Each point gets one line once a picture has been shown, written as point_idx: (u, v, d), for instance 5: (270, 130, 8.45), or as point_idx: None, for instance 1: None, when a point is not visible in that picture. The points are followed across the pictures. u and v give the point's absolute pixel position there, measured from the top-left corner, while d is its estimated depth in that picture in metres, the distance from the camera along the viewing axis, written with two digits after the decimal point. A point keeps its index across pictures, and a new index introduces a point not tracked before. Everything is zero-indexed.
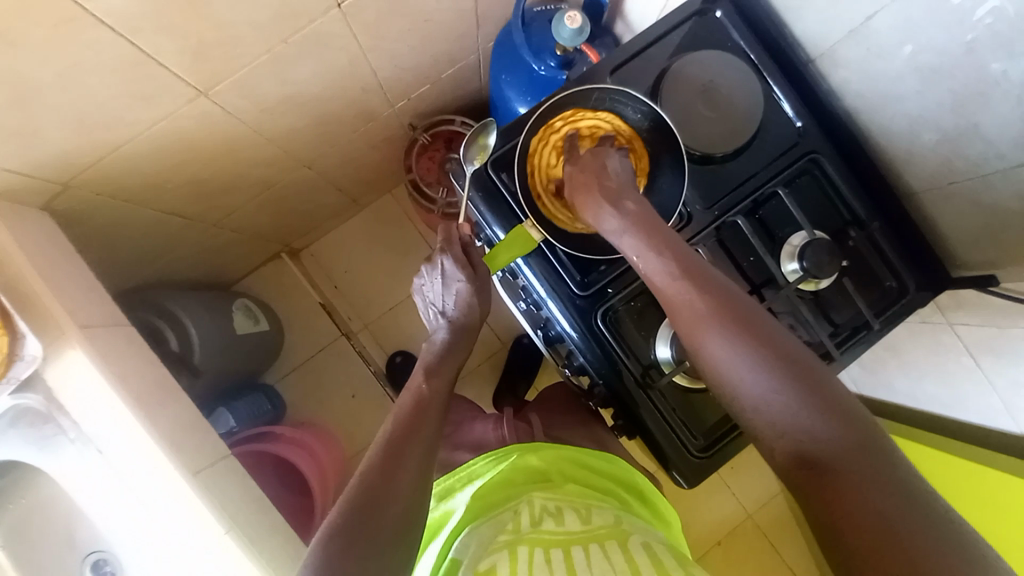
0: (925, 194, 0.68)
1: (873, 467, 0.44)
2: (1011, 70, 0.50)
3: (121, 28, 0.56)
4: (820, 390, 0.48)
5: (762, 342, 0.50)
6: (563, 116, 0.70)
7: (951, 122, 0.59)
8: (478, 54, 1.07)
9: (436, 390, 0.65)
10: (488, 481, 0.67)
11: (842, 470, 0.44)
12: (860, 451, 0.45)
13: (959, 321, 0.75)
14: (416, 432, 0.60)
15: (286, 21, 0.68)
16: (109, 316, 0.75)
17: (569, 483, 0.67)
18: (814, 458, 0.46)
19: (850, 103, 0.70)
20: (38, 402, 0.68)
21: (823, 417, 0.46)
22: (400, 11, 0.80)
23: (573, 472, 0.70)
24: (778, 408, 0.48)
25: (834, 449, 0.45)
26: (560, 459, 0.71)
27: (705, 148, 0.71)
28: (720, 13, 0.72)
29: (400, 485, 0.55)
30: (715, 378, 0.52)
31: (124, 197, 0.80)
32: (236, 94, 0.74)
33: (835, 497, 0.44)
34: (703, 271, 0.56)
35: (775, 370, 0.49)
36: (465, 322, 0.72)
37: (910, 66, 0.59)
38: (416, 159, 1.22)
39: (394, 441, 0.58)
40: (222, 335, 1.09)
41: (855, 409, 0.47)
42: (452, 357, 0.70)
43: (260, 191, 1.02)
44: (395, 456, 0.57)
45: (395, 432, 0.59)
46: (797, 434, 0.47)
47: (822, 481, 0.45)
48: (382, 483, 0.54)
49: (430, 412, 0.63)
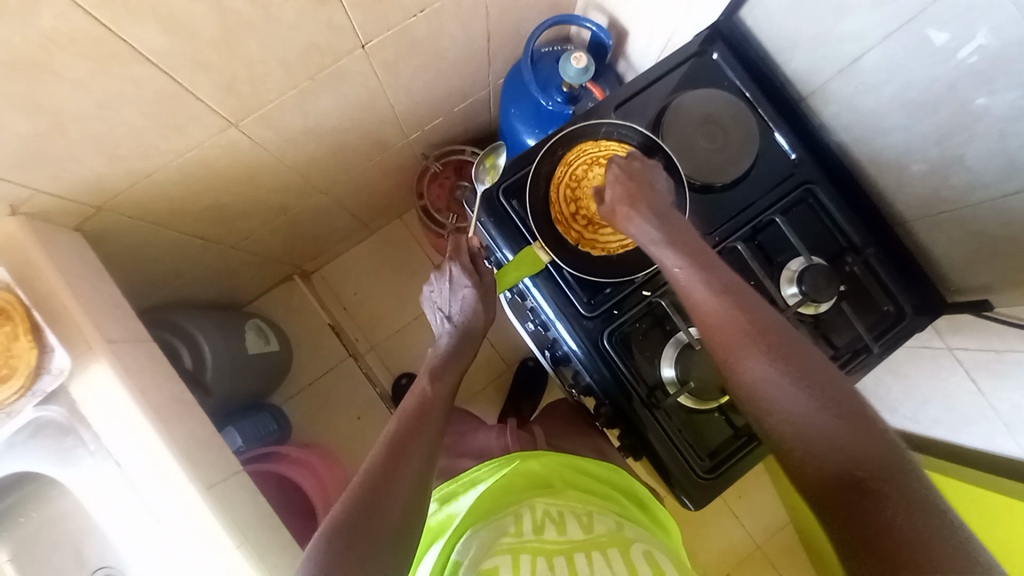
0: (916, 221, 0.71)
1: (898, 481, 0.45)
2: (994, 104, 0.55)
3: (162, 65, 0.61)
4: (850, 409, 0.50)
5: (798, 365, 0.53)
6: (560, 222, 0.74)
7: (937, 154, 0.63)
8: (488, 88, 1.13)
9: (440, 395, 0.67)
10: (489, 483, 0.68)
11: (878, 483, 0.46)
12: (887, 465, 0.47)
13: (958, 345, 0.78)
14: (419, 434, 0.61)
15: (313, 59, 0.74)
16: (133, 332, 0.77)
17: (571, 490, 0.68)
18: (846, 473, 0.47)
19: (840, 136, 0.74)
20: (61, 415, 0.70)
21: (845, 432, 0.49)
22: (418, 50, 0.86)
23: (575, 479, 0.71)
24: (817, 425, 0.50)
25: (862, 461, 0.47)
26: (562, 467, 0.72)
27: (706, 177, 0.75)
28: (717, 55, 0.77)
29: (400, 483, 0.56)
30: (754, 392, 0.54)
31: (151, 220, 0.85)
32: (263, 124, 0.80)
33: (867, 508, 0.45)
34: (740, 292, 0.58)
35: (806, 387, 0.51)
36: (467, 333, 0.74)
37: (897, 102, 0.64)
38: (426, 186, 1.26)
39: (397, 442, 0.60)
40: (233, 353, 1.12)
41: (878, 428, 0.49)
42: (456, 362, 0.72)
43: (277, 215, 1.07)
44: (398, 454, 0.58)
45: (399, 432, 0.61)
46: (833, 447, 0.49)
47: (853, 492, 0.46)
48: (385, 482, 0.56)
49: (433, 415, 0.64)
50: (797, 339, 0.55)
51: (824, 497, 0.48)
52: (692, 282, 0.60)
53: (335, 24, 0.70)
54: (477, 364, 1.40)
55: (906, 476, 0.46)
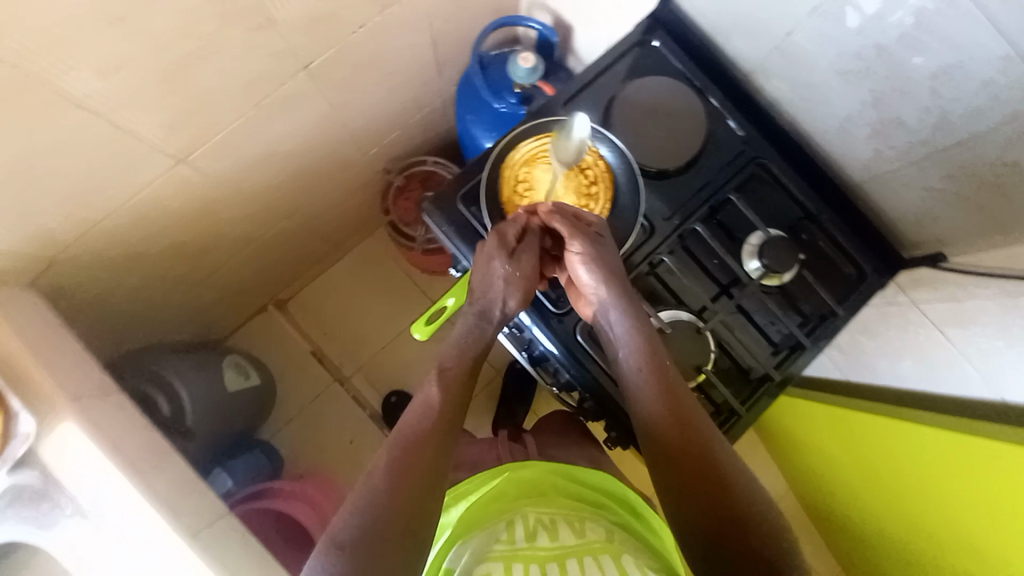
0: (865, 184, 0.74)
1: (711, 471, 0.57)
2: (931, 62, 0.57)
3: (99, 109, 0.60)
4: (690, 412, 0.61)
5: (659, 369, 0.63)
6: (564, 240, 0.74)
7: (877, 118, 0.66)
8: (443, 97, 1.13)
9: (437, 408, 0.61)
10: (480, 487, 0.68)
11: (697, 468, 0.57)
12: (708, 459, 0.58)
13: (921, 299, 0.80)
14: (423, 455, 0.57)
15: (258, 87, 0.72)
16: (101, 384, 0.75)
17: (564, 499, 0.67)
18: (677, 456, 0.59)
19: (787, 110, 0.76)
20: (36, 478, 0.68)
21: (682, 427, 0.60)
22: (365, 67, 0.86)
23: (569, 486, 0.69)
24: (663, 417, 0.61)
25: (691, 453, 0.58)
26: (558, 475, 0.70)
27: (661, 164, 0.76)
28: (658, 43, 0.78)
29: (399, 507, 0.53)
30: (626, 383, 0.65)
31: (109, 267, 0.83)
32: (214, 157, 0.78)
33: (688, 485, 0.57)
34: (629, 300, 0.68)
35: (662, 386, 0.62)
36: (467, 339, 0.68)
37: (832, 72, 0.66)
38: (392, 201, 1.26)
39: (395, 461, 0.55)
40: (213, 393, 1.10)
41: (710, 430, 0.60)
42: (468, 359, 0.66)
43: (243, 247, 1.05)
44: (398, 475, 0.55)
45: (401, 448, 0.57)
46: (673, 437, 0.60)
47: (676, 471, 0.58)
48: (388, 507, 0.52)
49: (433, 431, 0.59)
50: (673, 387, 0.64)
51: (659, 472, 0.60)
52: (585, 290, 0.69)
53: (275, 48, 0.69)
54: None
55: (720, 470, 0.57)
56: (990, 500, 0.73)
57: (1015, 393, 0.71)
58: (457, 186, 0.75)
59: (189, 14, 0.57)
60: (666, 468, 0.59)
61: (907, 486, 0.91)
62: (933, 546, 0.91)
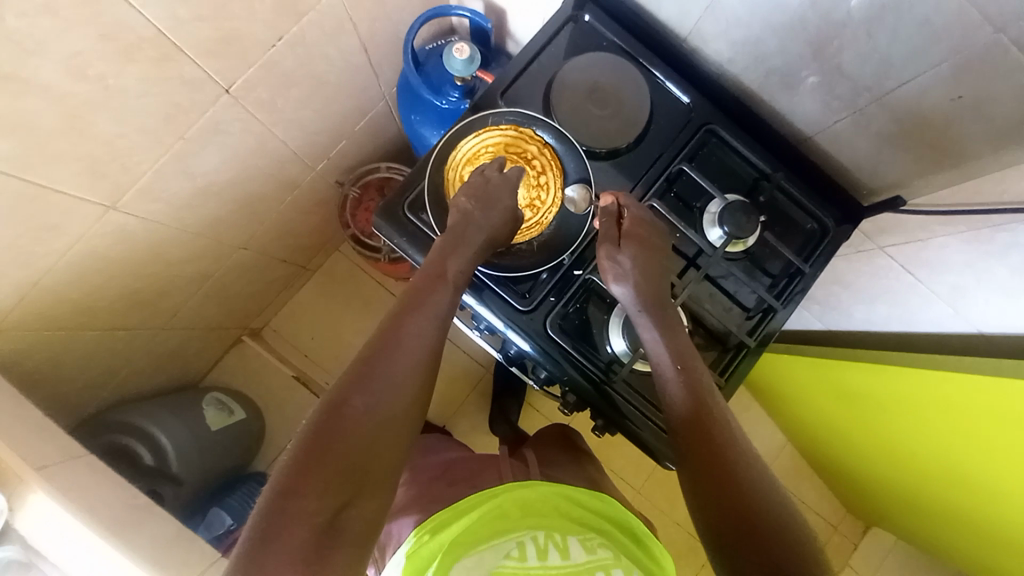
0: (817, 136, 0.73)
1: (745, 483, 0.56)
2: (863, 5, 0.55)
3: (6, 169, 0.56)
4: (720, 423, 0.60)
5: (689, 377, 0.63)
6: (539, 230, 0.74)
7: (818, 68, 0.64)
8: (385, 100, 1.09)
9: (389, 381, 0.55)
10: (474, 506, 0.59)
11: (731, 477, 0.56)
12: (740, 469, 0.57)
13: (888, 243, 0.79)
14: (375, 401, 0.54)
15: (177, 118, 0.68)
16: (67, 450, 0.72)
17: (566, 521, 0.58)
18: (713, 460, 0.58)
19: (728, 71, 0.73)
20: (17, 554, 0.65)
21: (718, 432, 0.60)
22: (294, 80, 0.81)
23: (570, 508, 0.61)
24: (694, 418, 0.61)
25: (724, 461, 0.57)
26: (557, 496, 0.62)
27: (609, 144, 0.73)
28: (590, 17, 0.75)
29: (332, 478, 0.49)
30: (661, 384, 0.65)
31: (59, 326, 0.79)
32: (147, 199, 0.74)
33: (726, 491, 0.56)
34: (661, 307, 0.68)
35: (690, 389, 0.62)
36: (416, 292, 0.63)
37: (766, 26, 0.64)
38: (351, 214, 1.22)
39: (334, 427, 0.51)
40: (196, 436, 1.08)
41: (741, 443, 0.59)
42: (452, 253, 0.66)
43: (201, 284, 1.01)
44: (334, 440, 0.50)
45: (344, 412, 0.52)
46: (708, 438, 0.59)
47: (711, 477, 0.57)
48: (326, 443, 0.50)
49: (386, 403, 0.54)
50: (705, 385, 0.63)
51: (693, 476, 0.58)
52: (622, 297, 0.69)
53: (188, 77, 0.65)
54: (454, 376, 1.38)
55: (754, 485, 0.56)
56: (983, 432, 0.73)
57: (991, 323, 0.72)
58: (402, 196, 0.73)
59: (82, 56, 0.54)
60: (701, 474, 0.58)
61: (899, 429, 0.91)
62: (934, 479, 0.92)
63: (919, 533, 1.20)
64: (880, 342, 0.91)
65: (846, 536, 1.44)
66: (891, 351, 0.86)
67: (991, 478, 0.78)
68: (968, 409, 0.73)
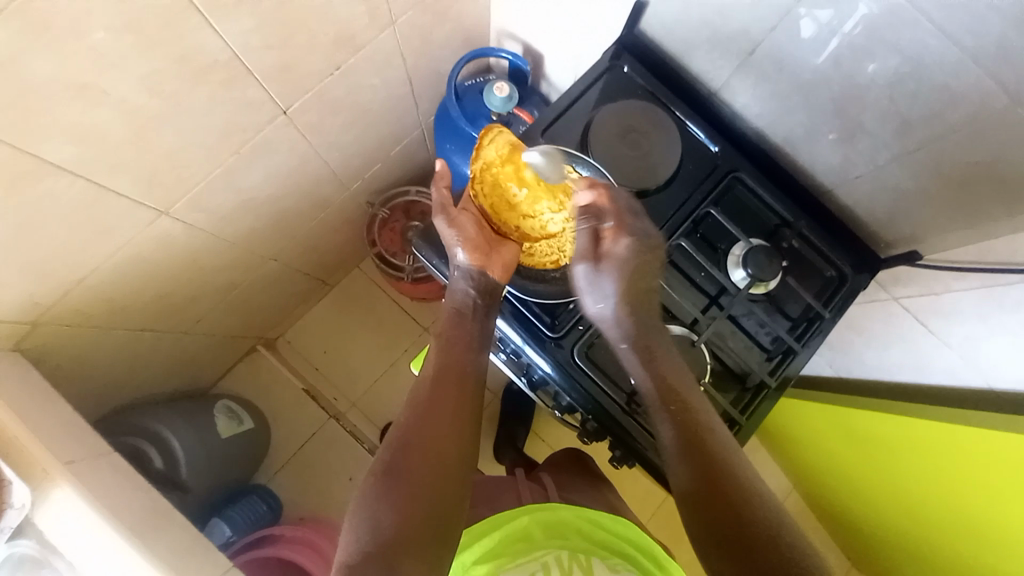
0: (836, 188, 0.77)
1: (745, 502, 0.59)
2: (884, 70, 0.59)
3: (76, 171, 0.59)
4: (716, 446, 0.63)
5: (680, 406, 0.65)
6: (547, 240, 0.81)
7: (840, 125, 0.69)
8: (420, 128, 1.15)
9: (437, 408, 0.64)
10: (497, 526, 0.61)
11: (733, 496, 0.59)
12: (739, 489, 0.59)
13: (902, 294, 0.81)
14: (426, 425, 0.62)
15: (235, 135, 0.73)
16: (91, 448, 0.73)
17: (590, 545, 0.60)
18: (714, 480, 0.60)
19: (753, 124, 0.78)
20: (33, 549, 0.65)
21: (713, 452, 0.62)
22: (342, 106, 0.87)
23: (593, 532, 0.62)
24: (689, 444, 0.63)
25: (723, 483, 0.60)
26: (580, 519, 0.63)
27: (639, 183, 0.78)
28: (627, 68, 0.80)
29: (402, 501, 0.57)
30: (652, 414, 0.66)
31: (93, 325, 0.81)
32: (195, 207, 0.78)
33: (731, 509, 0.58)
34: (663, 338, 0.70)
35: (678, 423, 0.64)
36: (454, 320, 0.72)
37: (793, 85, 0.69)
38: (377, 233, 1.27)
39: (388, 471, 0.59)
40: (205, 443, 1.08)
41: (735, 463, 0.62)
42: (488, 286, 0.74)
43: (229, 291, 1.04)
44: (402, 460, 0.59)
45: (404, 442, 0.61)
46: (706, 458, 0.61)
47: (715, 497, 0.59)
48: (394, 469, 0.59)
49: (429, 438, 0.61)
50: (705, 417, 0.65)
51: (695, 496, 0.60)
52: (606, 317, 0.71)
53: (250, 98, 0.70)
54: None
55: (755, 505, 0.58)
56: (993, 489, 0.75)
57: (1002, 377, 0.74)
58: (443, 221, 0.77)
59: (162, 74, 0.58)
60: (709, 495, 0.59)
61: (902, 478, 0.92)
62: (942, 530, 0.92)
63: None
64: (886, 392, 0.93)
65: None
66: (894, 401, 0.89)
67: (1004, 533, 0.78)
68: (981, 462, 0.74)
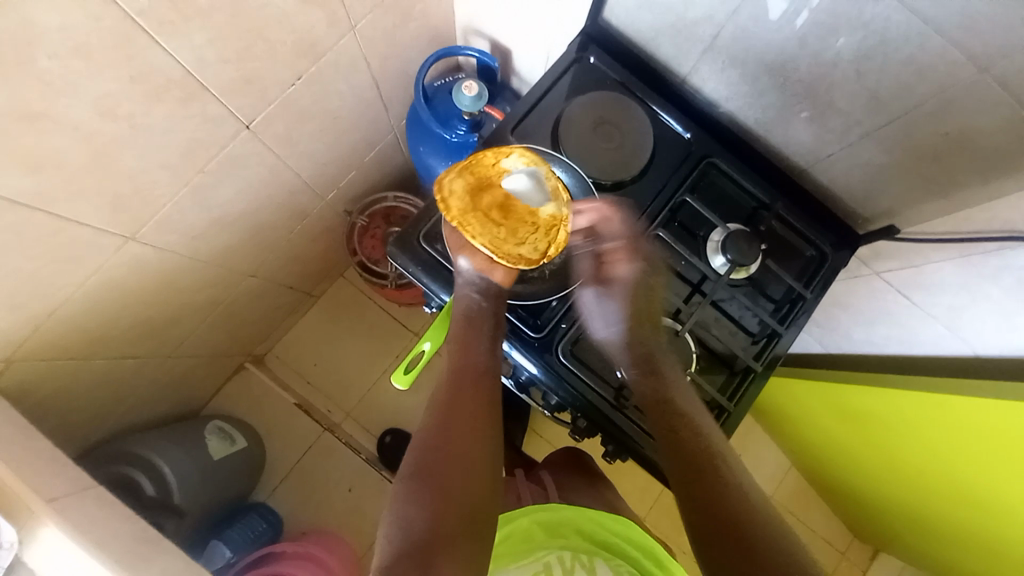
0: (812, 168, 0.77)
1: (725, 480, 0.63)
2: (851, 46, 0.59)
3: (34, 203, 0.57)
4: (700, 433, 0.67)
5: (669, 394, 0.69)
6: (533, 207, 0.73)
7: (810, 105, 0.68)
8: (393, 132, 1.13)
9: (464, 410, 0.64)
10: (497, 529, 0.62)
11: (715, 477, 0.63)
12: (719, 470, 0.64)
13: (883, 268, 0.82)
14: (455, 426, 0.63)
15: (199, 153, 0.71)
16: (76, 482, 0.72)
17: (590, 545, 0.61)
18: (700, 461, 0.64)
19: (725, 108, 0.78)
20: None
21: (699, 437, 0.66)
22: (310, 115, 0.85)
23: (594, 532, 0.63)
24: (678, 430, 0.66)
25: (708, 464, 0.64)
26: (581, 519, 0.64)
27: (615, 175, 0.77)
28: (594, 58, 0.79)
29: (434, 503, 0.56)
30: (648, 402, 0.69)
31: (70, 356, 0.79)
32: (165, 230, 0.76)
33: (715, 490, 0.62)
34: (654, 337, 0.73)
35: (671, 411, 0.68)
36: (466, 316, 0.71)
37: (762, 67, 0.68)
38: (358, 241, 1.26)
39: (419, 472, 0.59)
40: (199, 466, 1.07)
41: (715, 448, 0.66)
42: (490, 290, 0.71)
43: (210, 311, 1.02)
44: (434, 462, 0.59)
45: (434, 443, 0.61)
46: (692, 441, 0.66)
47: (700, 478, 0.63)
48: (425, 470, 0.59)
49: (459, 440, 0.62)
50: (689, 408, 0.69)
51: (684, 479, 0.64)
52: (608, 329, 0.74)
53: (210, 115, 0.68)
54: None
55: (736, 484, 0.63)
56: (984, 456, 0.76)
57: (989, 345, 0.74)
58: (417, 227, 0.75)
59: (113, 97, 0.56)
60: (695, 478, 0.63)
61: (903, 450, 0.92)
62: (940, 498, 0.92)
63: (933, 559, 1.19)
64: (878, 364, 0.93)
65: (855, 562, 1.43)
66: (892, 373, 0.88)
67: (998, 500, 0.79)
68: (979, 429, 0.74)
